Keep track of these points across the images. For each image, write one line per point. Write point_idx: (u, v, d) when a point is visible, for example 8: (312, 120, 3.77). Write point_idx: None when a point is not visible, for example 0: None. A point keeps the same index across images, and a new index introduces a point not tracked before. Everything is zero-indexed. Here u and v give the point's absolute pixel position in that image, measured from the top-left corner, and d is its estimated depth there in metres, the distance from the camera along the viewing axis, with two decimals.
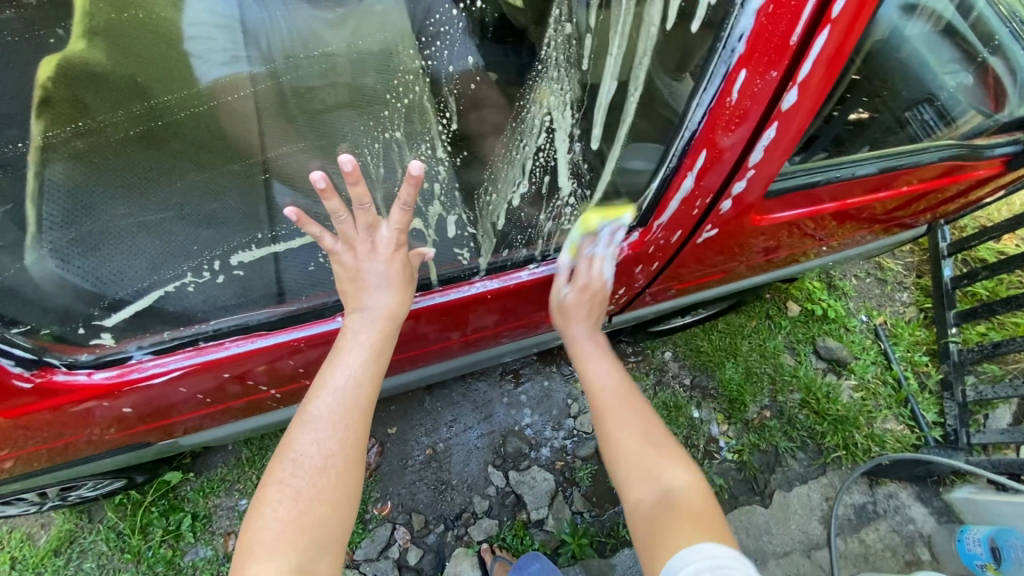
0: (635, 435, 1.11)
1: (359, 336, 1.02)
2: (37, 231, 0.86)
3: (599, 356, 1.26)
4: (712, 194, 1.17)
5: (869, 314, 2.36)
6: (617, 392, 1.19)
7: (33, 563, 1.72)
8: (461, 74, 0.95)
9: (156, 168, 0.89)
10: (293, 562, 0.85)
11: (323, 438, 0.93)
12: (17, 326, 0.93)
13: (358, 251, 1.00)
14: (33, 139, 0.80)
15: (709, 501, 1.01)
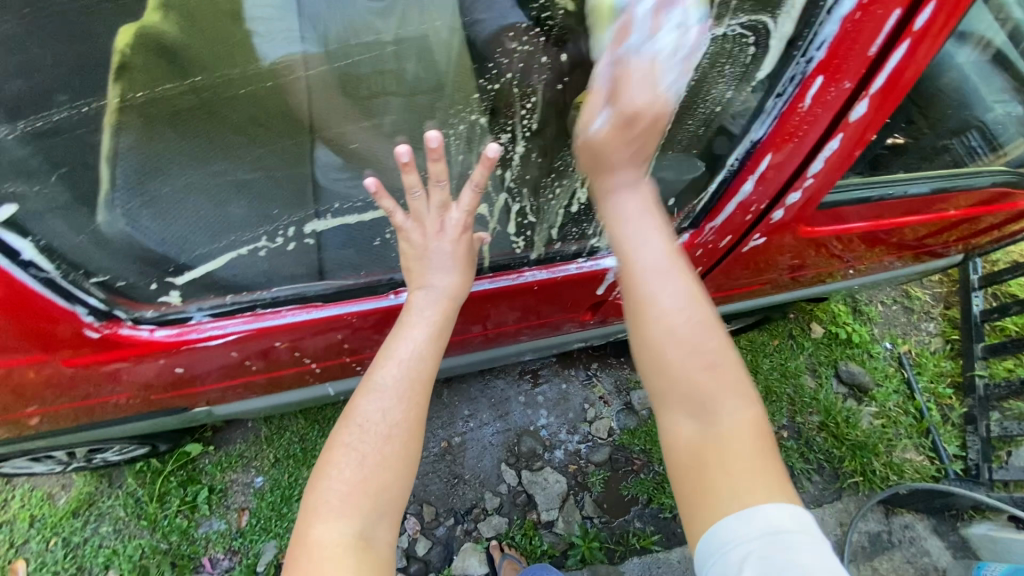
0: (687, 349, 0.83)
1: (423, 312, 1.01)
2: (111, 189, 0.88)
3: (645, 220, 0.88)
4: (768, 201, 1.18)
5: (893, 342, 2.34)
6: (672, 280, 0.85)
7: (51, 523, 1.74)
8: (553, 67, 0.92)
9: (217, 140, 0.91)
10: (355, 527, 0.84)
11: (389, 405, 0.92)
12: (95, 276, 0.97)
13: (427, 228, 1.02)
14: (111, 100, 0.80)
15: (763, 434, 0.83)
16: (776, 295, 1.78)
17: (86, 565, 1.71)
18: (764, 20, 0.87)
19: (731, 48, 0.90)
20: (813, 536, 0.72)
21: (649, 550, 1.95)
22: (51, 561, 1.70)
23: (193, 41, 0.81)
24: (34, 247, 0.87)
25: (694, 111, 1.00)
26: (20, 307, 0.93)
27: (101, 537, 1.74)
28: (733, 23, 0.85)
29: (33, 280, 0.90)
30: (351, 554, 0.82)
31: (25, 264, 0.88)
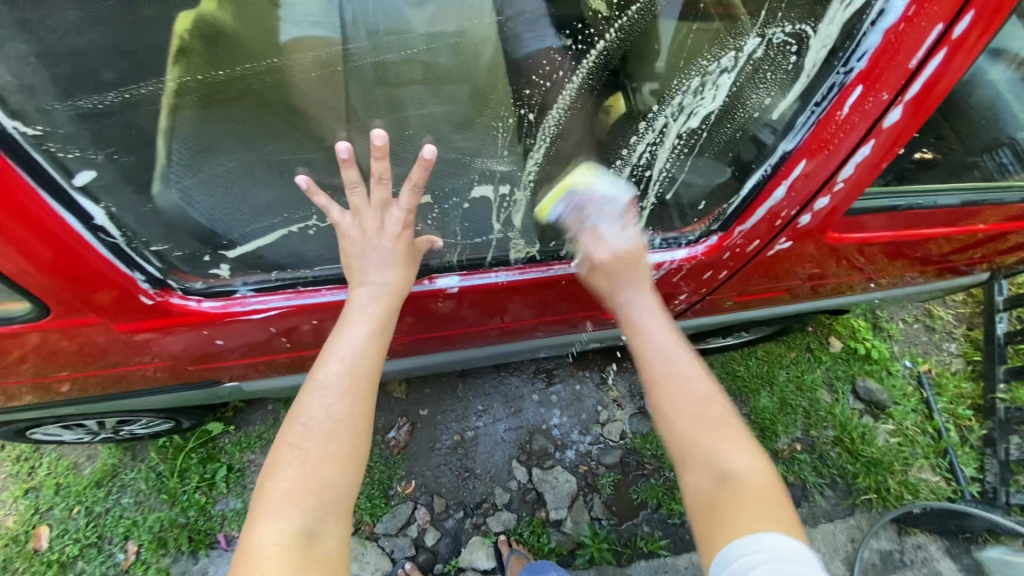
0: (696, 415, 0.92)
1: (365, 308, 1.00)
2: (166, 165, 0.93)
3: (651, 315, 1.03)
4: (799, 205, 1.19)
5: (913, 360, 2.32)
6: (679, 358, 0.98)
7: (75, 491, 1.80)
8: (602, 67, 0.99)
9: (262, 125, 0.95)
10: (296, 525, 0.80)
11: (331, 403, 0.90)
12: (155, 244, 1.02)
13: (366, 225, 1.01)
14: (170, 83, 0.84)
15: (780, 490, 0.87)
16: (795, 305, 1.78)
17: (106, 535, 1.76)
18: (807, 29, 0.92)
19: (774, 57, 0.96)
20: (812, 562, 0.77)
21: (656, 554, 1.95)
22: (73, 528, 1.75)
23: (242, 27, 0.85)
24: (105, 213, 0.93)
25: (732, 115, 1.06)
26: (88, 272, 0.98)
27: (121, 508, 1.79)
28: (779, 34, 0.93)
29: (102, 245, 0.95)
30: (292, 550, 0.78)
31: (95, 229, 0.93)
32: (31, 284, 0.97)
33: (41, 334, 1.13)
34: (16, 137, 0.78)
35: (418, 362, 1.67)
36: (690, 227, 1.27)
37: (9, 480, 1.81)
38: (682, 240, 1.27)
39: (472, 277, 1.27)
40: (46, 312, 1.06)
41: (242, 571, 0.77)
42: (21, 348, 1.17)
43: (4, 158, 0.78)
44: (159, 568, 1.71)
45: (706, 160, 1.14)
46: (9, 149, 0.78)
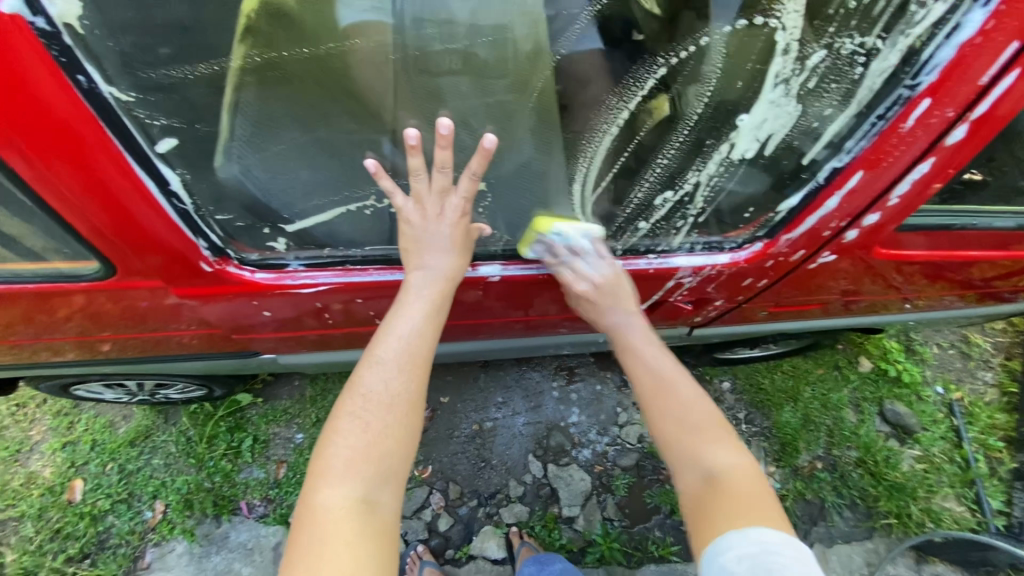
0: (679, 419, 1.06)
1: (421, 291, 1.05)
2: (229, 139, 0.97)
3: (640, 337, 1.21)
4: (849, 217, 1.17)
5: (945, 387, 2.25)
6: (665, 374, 1.15)
7: (109, 449, 1.87)
8: (668, 77, 1.02)
9: (317, 108, 1.01)
10: (357, 489, 0.85)
11: (389, 377, 0.95)
12: (220, 214, 1.05)
13: (427, 212, 1.05)
14: (234, 61, 0.89)
15: (764, 486, 0.97)
16: (826, 320, 1.75)
17: (136, 492, 1.82)
18: (875, 41, 0.90)
19: (841, 66, 0.93)
20: (798, 553, 0.85)
21: (666, 559, 1.93)
22: (106, 484, 1.82)
23: (307, 17, 0.90)
24: (180, 179, 0.95)
25: (788, 126, 1.03)
26: (155, 236, 1.02)
27: (152, 468, 1.86)
28: (848, 44, 0.91)
29: (174, 211, 0.98)
30: (352, 514, 0.82)
31: (170, 195, 0.95)
32: (100, 242, 1.02)
33: (86, 296, 1.22)
34: (112, 102, 0.81)
35: (444, 348, 1.70)
36: (732, 232, 1.26)
37: (49, 433, 1.89)
38: (726, 245, 1.27)
39: (514, 267, 1.27)
40: (111, 272, 1.14)
41: (306, 528, 0.82)
42: (69, 307, 1.26)
43: (99, 122, 0.81)
44: (184, 529, 1.77)
45: (754, 169, 1.12)
46: (104, 114, 0.81)
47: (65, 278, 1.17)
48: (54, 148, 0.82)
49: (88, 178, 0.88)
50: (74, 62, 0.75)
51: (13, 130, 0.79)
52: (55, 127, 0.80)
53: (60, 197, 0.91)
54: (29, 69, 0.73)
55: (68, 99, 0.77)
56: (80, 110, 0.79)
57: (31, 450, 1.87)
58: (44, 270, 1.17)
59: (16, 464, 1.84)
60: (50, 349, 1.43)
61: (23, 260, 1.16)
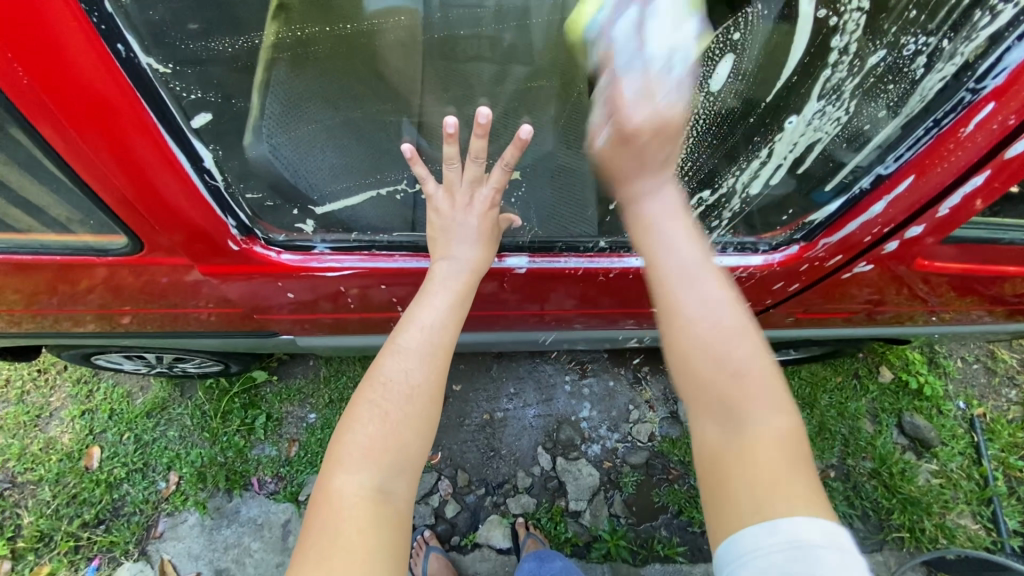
0: (712, 355, 0.79)
1: (446, 281, 1.00)
2: (258, 117, 0.96)
3: (674, 225, 0.84)
4: (893, 225, 1.12)
5: (968, 402, 2.20)
6: (699, 284, 0.81)
7: (127, 419, 1.90)
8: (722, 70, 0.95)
9: (345, 89, 0.99)
10: (374, 482, 0.82)
11: (410, 367, 0.90)
12: (249, 192, 1.05)
13: (456, 201, 1.04)
14: (267, 38, 0.89)
15: (805, 457, 0.76)
16: (845, 329, 1.71)
17: (150, 463, 1.85)
18: (940, 43, 0.86)
19: (901, 67, 0.90)
20: (847, 559, 0.63)
21: (672, 559, 1.93)
22: (122, 453, 1.86)
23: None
24: (212, 155, 0.95)
25: (831, 128, 1.00)
26: (183, 213, 1.01)
27: (167, 440, 1.89)
28: (912, 43, 0.87)
29: (206, 187, 0.97)
30: (367, 506, 0.80)
31: (203, 171, 0.94)
32: (127, 215, 1.02)
33: (108, 269, 1.22)
34: (150, 73, 0.79)
35: (459, 336, 1.69)
36: (768, 233, 1.21)
37: (69, 399, 1.93)
38: (760, 246, 1.22)
39: (541, 259, 1.27)
40: (138, 247, 1.14)
41: (322, 519, 0.79)
42: (92, 279, 1.26)
43: (137, 95, 0.80)
44: (197, 501, 1.80)
45: (793, 175, 1.09)
46: (141, 86, 0.79)
47: (93, 250, 1.18)
48: (88, 120, 0.81)
49: (120, 151, 0.86)
50: (113, 30, 0.73)
51: (49, 101, 0.78)
52: (91, 98, 0.78)
53: (91, 168, 0.90)
54: (69, 39, 0.71)
55: (109, 70, 0.75)
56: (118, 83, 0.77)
57: (51, 416, 1.90)
58: (70, 241, 1.18)
59: (36, 429, 1.88)
60: (71, 319, 1.45)
61: (51, 230, 1.17)
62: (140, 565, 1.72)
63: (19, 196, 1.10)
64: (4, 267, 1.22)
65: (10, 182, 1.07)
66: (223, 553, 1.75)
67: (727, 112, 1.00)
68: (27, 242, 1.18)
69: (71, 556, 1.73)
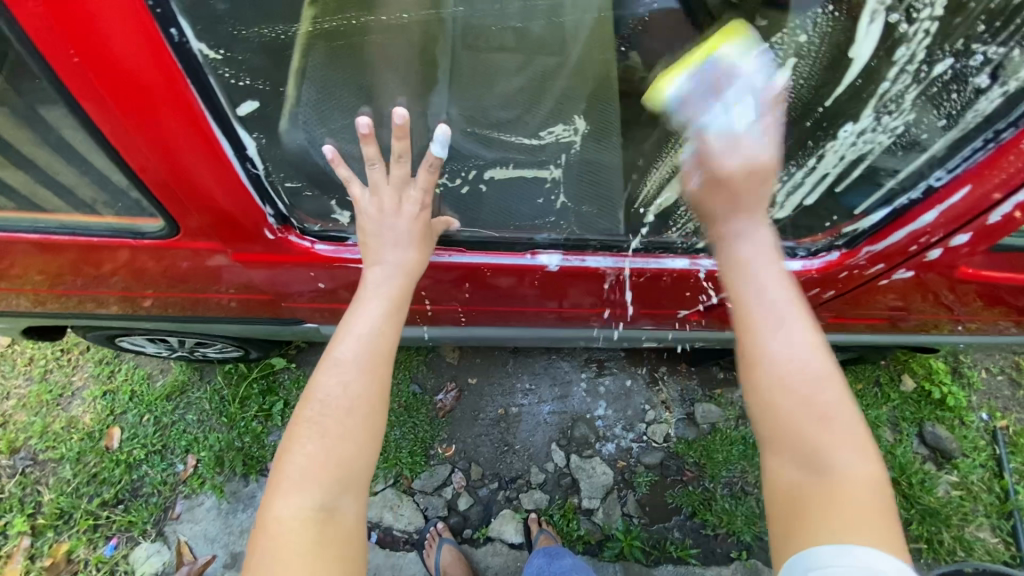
0: (799, 398, 0.77)
1: (378, 289, 0.93)
2: (294, 106, 0.96)
3: (768, 266, 0.83)
4: (941, 235, 1.10)
5: (991, 414, 2.15)
6: (794, 328, 0.80)
7: (147, 401, 1.92)
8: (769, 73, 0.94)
9: (378, 84, 0.97)
10: (319, 500, 0.78)
11: (348, 380, 0.85)
12: (289, 181, 1.05)
13: (383, 202, 0.95)
14: (302, 28, 0.85)
15: (886, 503, 0.75)
16: (870, 335, 1.66)
17: (169, 445, 1.87)
18: (1010, 54, 0.83)
19: (967, 76, 0.87)
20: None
21: (684, 561, 1.92)
22: (142, 434, 1.87)
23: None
24: (255, 144, 0.95)
25: (884, 136, 0.97)
26: (219, 198, 1.01)
27: (186, 423, 1.90)
28: (982, 52, 0.84)
29: (246, 175, 0.97)
30: (312, 525, 0.77)
31: (244, 159, 0.95)
32: (167, 199, 1.03)
33: (130, 252, 1.23)
34: (201, 58, 0.79)
35: (479, 330, 1.69)
36: (807, 240, 1.17)
37: (91, 379, 1.95)
38: (798, 251, 1.18)
39: (573, 258, 1.24)
40: (174, 231, 1.16)
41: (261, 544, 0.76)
42: (116, 261, 1.27)
43: (183, 77, 0.80)
44: (214, 484, 1.81)
45: (844, 180, 1.06)
46: (188, 67, 0.80)
47: (127, 232, 1.19)
48: (133, 100, 0.82)
49: (164, 132, 0.87)
50: (168, 13, 0.73)
51: (95, 79, 0.79)
52: (140, 78, 0.79)
53: (134, 151, 0.92)
54: (122, 17, 0.72)
55: (160, 50, 0.76)
56: (166, 64, 0.78)
57: (73, 395, 1.93)
58: (97, 223, 1.19)
59: (58, 408, 1.91)
60: (95, 300, 1.47)
61: (78, 212, 1.18)
62: (158, 546, 1.74)
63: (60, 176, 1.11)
64: (32, 248, 1.24)
65: (51, 160, 1.08)
66: (239, 537, 1.77)
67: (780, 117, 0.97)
68: (63, 222, 1.20)
69: (90, 534, 1.75)
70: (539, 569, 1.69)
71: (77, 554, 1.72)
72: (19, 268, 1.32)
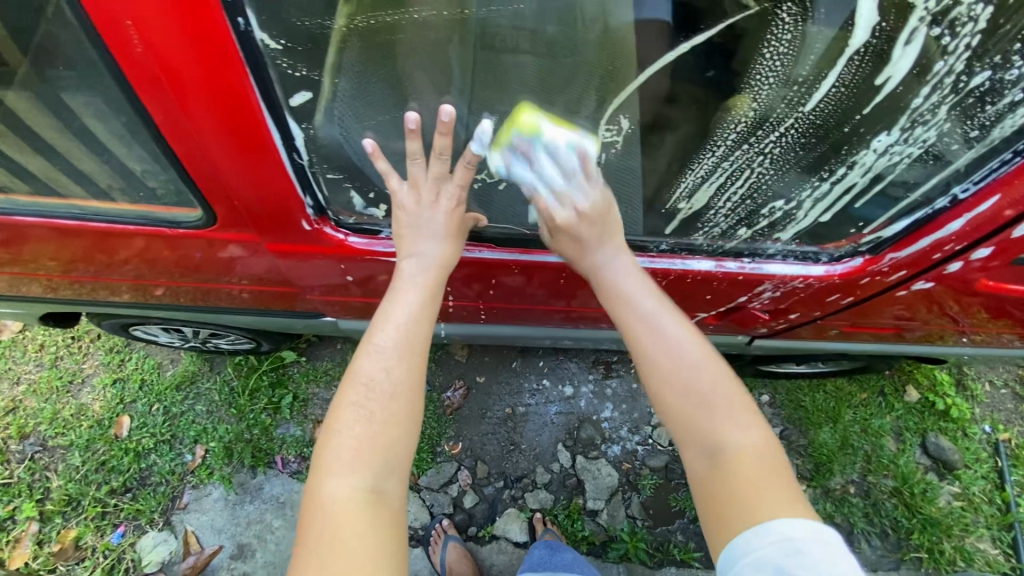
0: (685, 390, 0.87)
1: (414, 278, 0.95)
2: (331, 99, 0.95)
3: (634, 283, 0.97)
4: (964, 246, 1.12)
5: (993, 426, 2.16)
6: (666, 330, 0.91)
7: (157, 390, 1.92)
8: (808, 81, 0.89)
9: (410, 79, 0.96)
10: (369, 483, 0.80)
11: (391, 365, 0.87)
12: (331, 172, 1.07)
13: (421, 197, 0.98)
14: (337, 23, 0.85)
15: (783, 467, 0.83)
16: (875, 344, 1.67)
17: (178, 435, 1.87)
18: None
19: (1001, 88, 0.88)
20: (829, 545, 0.73)
21: (688, 564, 1.93)
22: (151, 423, 1.88)
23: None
24: (303, 134, 0.97)
25: (914, 145, 0.98)
26: (262, 186, 1.03)
27: (195, 413, 1.91)
28: (1018, 67, 0.85)
29: (292, 165, 1.00)
30: (362, 508, 0.78)
31: (292, 148, 0.97)
32: (210, 187, 1.06)
33: (145, 241, 1.25)
34: (262, 48, 0.81)
35: (489, 328, 1.70)
36: (831, 246, 1.22)
37: (101, 367, 1.95)
38: (821, 257, 1.24)
39: None
40: (211, 222, 1.18)
41: (314, 524, 0.77)
42: (129, 250, 1.29)
43: (243, 66, 0.82)
44: (222, 475, 1.82)
45: (874, 186, 1.08)
46: (250, 58, 0.81)
47: (165, 223, 1.20)
48: (192, 86, 0.84)
49: (221, 120, 0.89)
50: (237, 5, 0.74)
51: (157, 67, 0.82)
52: (203, 68, 0.81)
53: (185, 138, 0.95)
54: (193, 7, 0.73)
55: (224, 40, 0.77)
56: (225, 52, 0.79)
57: (83, 382, 1.93)
58: (130, 212, 1.21)
59: (68, 395, 1.91)
60: (107, 288, 1.48)
61: (99, 199, 1.20)
62: (165, 535, 1.74)
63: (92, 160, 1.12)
64: (46, 233, 1.25)
65: (85, 145, 1.09)
66: (245, 528, 1.77)
67: (814, 127, 0.97)
68: (92, 209, 1.21)
69: (98, 522, 1.75)
70: (540, 559, 1.70)
71: (84, 541, 1.73)
72: (31, 253, 1.33)
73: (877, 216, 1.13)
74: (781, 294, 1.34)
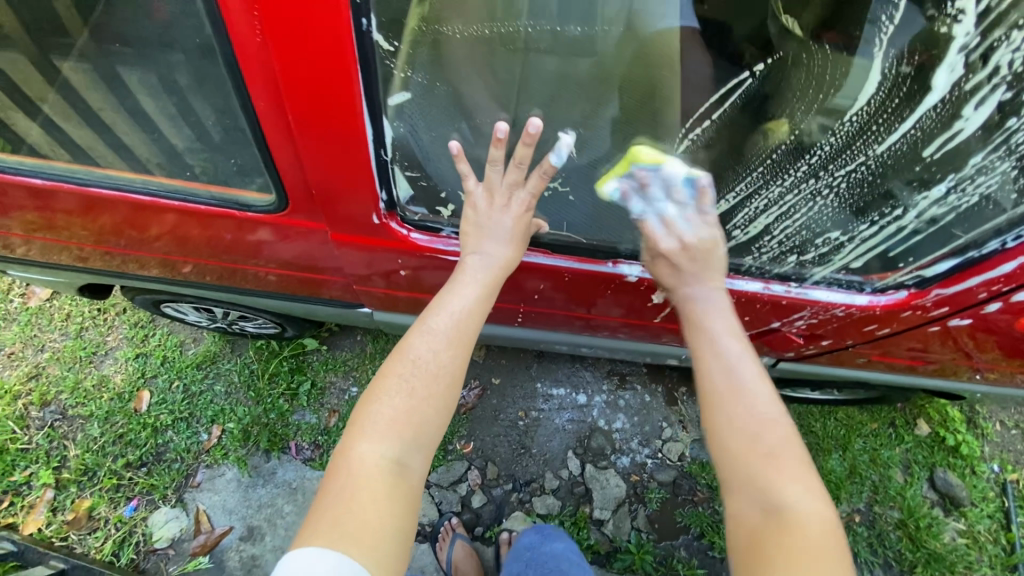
0: (747, 435, 0.80)
1: (475, 275, 0.98)
2: (405, 104, 0.97)
3: (721, 320, 0.91)
4: (1011, 289, 1.13)
5: (1002, 466, 2.16)
6: (742, 369, 0.85)
7: (178, 367, 1.94)
8: (886, 124, 0.91)
9: (467, 88, 0.98)
10: (394, 453, 0.81)
11: (439, 348, 0.88)
12: (409, 170, 1.09)
13: (494, 200, 1.01)
14: (412, 24, 0.88)
15: (841, 549, 0.72)
16: (895, 376, 1.67)
17: (196, 414, 1.89)
18: None
19: None
20: None
21: None
22: (171, 400, 1.90)
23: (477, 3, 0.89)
24: (393, 131, 0.99)
25: (975, 194, 1.01)
26: (333, 178, 1.06)
27: (214, 393, 1.92)
28: None
29: (376, 160, 1.01)
30: (385, 475, 0.79)
31: (381, 145, 0.99)
32: (284, 172, 1.09)
33: (177, 217, 1.27)
34: (374, 47, 0.84)
35: (516, 331, 1.72)
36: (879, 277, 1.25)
37: (125, 341, 1.97)
38: (866, 287, 1.27)
39: None
40: (282, 207, 1.19)
41: (339, 481, 0.78)
42: (160, 226, 1.31)
43: (356, 66, 0.84)
44: (237, 457, 1.83)
45: (930, 229, 1.10)
46: (362, 54, 0.84)
47: (236, 204, 1.21)
48: (300, 80, 0.87)
49: (316, 114, 0.92)
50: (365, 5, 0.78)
51: (272, 56, 0.84)
52: (320, 62, 0.83)
53: (277, 124, 0.97)
54: (324, 5, 0.76)
55: (346, 40, 0.80)
56: (347, 49, 0.82)
57: (106, 354, 1.95)
58: (204, 192, 1.21)
59: (91, 365, 1.93)
60: (137, 261, 1.50)
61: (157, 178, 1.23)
62: (177, 512, 1.76)
63: (153, 139, 1.15)
64: (83, 204, 1.27)
65: (150, 124, 1.12)
66: (256, 511, 1.78)
67: (882, 166, 1.00)
68: (148, 181, 1.22)
69: (112, 493, 1.77)
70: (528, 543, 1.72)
71: (97, 511, 1.75)
72: (64, 221, 1.35)
73: (925, 254, 1.15)
74: (818, 321, 1.36)
